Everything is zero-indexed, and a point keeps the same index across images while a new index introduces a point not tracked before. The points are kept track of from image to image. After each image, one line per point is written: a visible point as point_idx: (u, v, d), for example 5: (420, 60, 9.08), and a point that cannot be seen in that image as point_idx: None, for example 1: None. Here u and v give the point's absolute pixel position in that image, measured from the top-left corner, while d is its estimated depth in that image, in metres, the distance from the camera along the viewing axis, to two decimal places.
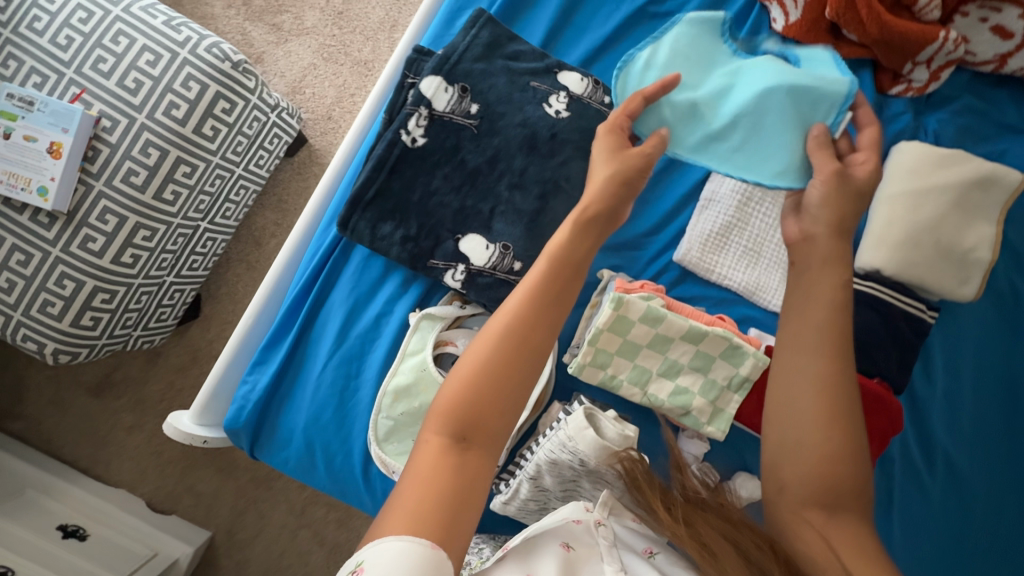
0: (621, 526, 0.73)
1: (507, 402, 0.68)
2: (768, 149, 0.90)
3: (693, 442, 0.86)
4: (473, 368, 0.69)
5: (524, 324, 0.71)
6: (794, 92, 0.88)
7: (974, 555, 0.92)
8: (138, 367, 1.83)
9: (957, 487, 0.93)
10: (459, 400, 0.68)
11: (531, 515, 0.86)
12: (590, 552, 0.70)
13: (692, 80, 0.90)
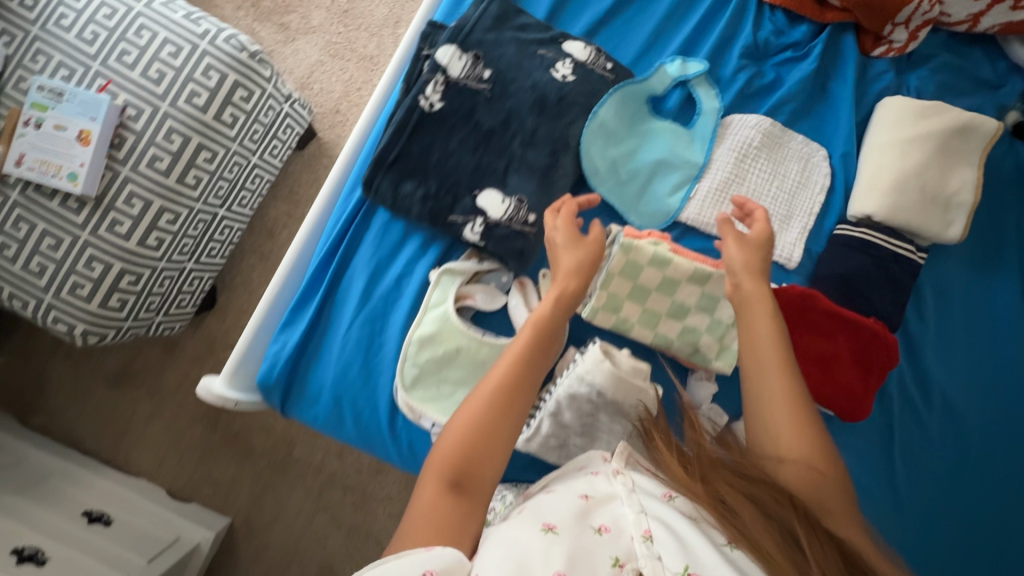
0: (638, 475, 0.77)
1: (497, 453, 0.75)
2: (648, 201, 0.98)
3: (703, 382, 0.91)
4: (470, 420, 0.76)
5: (511, 378, 0.78)
6: (678, 159, 0.99)
7: (970, 485, 0.97)
8: (156, 358, 1.88)
9: (953, 422, 0.99)
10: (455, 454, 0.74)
11: (551, 455, 0.90)
12: (608, 497, 0.74)
13: (606, 126, 0.97)
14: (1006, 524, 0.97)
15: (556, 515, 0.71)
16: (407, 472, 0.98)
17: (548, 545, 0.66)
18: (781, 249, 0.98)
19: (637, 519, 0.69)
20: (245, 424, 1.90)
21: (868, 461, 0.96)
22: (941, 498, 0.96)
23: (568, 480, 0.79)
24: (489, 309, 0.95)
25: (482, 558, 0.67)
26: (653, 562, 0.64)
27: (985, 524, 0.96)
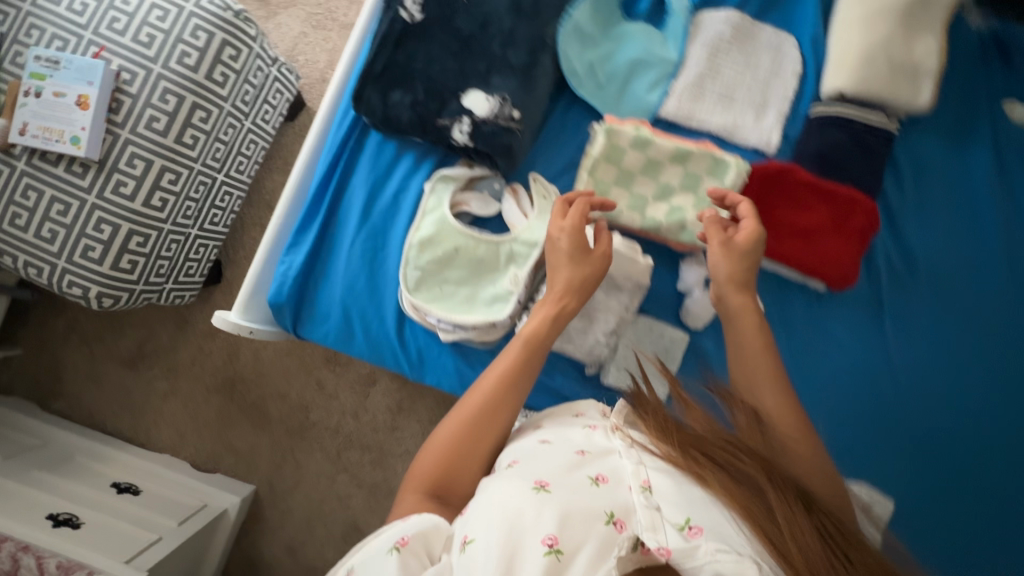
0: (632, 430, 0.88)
1: (475, 459, 0.85)
2: (627, 101, 1.03)
3: (693, 267, 1.01)
4: (453, 432, 0.85)
5: (489, 403, 0.86)
6: (654, 58, 1.03)
7: (953, 350, 1.05)
8: (168, 335, 1.93)
9: (938, 289, 1.06)
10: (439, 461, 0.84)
11: (555, 340, 1.01)
12: (604, 453, 0.83)
13: (581, 32, 1.01)
14: (988, 388, 1.04)
15: (548, 471, 0.77)
16: (418, 380, 1.03)
17: (542, 501, 0.72)
18: (761, 134, 1.02)
19: (636, 472, 0.79)
20: (260, 393, 1.94)
21: (850, 330, 1.06)
22: (924, 362, 1.04)
23: (560, 424, 0.90)
24: (484, 214, 0.99)
25: (472, 515, 0.76)
26: (650, 515, 0.72)
27: (967, 387, 1.04)
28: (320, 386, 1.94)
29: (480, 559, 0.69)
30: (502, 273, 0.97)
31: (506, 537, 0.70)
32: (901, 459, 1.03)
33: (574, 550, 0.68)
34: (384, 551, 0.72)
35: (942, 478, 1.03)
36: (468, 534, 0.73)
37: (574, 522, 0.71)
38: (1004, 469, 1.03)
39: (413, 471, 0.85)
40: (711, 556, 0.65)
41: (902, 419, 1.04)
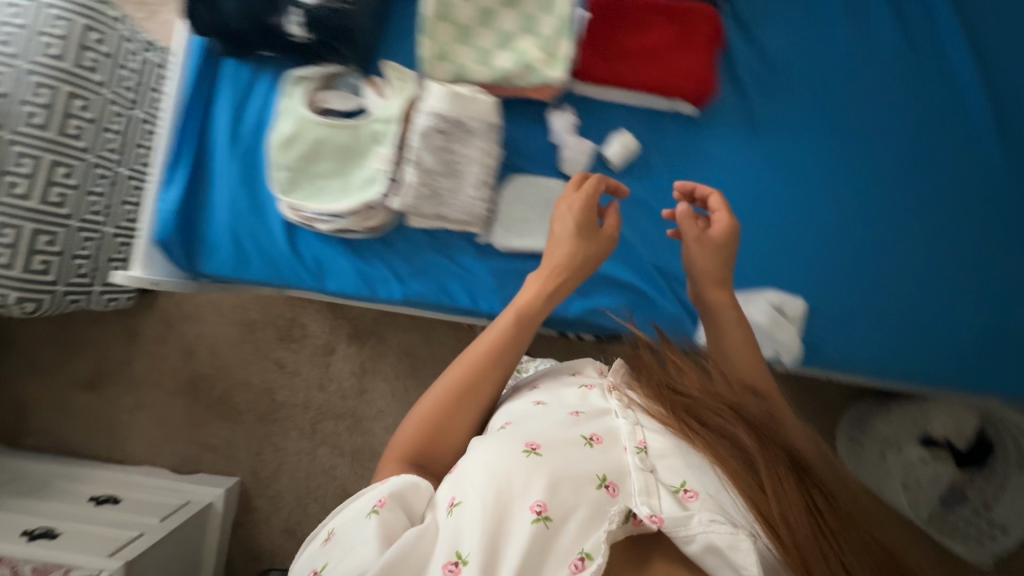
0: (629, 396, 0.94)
1: (460, 418, 0.91)
2: None
3: (561, 114, 1.14)
4: (445, 393, 0.91)
5: (480, 371, 0.92)
6: None
7: (817, 157, 1.20)
8: (122, 349, 1.93)
9: (794, 99, 1.21)
10: (428, 423, 0.90)
11: (428, 204, 1.04)
12: (597, 412, 0.89)
13: None
14: (852, 179, 1.19)
15: (541, 436, 0.82)
16: (322, 288, 1.05)
17: (533, 465, 0.77)
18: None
19: (632, 434, 0.84)
20: (225, 387, 1.95)
21: (725, 146, 1.20)
22: (792, 165, 1.20)
23: (556, 388, 0.97)
24: (345, 106, 1.09)
25: (458, 479, 0.80)
26: (644, 477, 0.78)
27: (833, 181, 1.19)
28: (281, 365, 1.96)
29: (470, 518, 0.74)
30: (370, 154, 1.07)
31: (497, 503, 0.74)
32: (784, 252, 1.20)
33: (562, 515, 0.73)
34: (363, 515, 0.78)
35: (823, 263, 1.18)
36: (457, 496, 0.78)
37: (564, 489, 0.75)
38: (877, 247, 1.17)
39: (398, 440, 0.90)
40: (707, 524, 0.70)
41: (779, 217, 1.20)
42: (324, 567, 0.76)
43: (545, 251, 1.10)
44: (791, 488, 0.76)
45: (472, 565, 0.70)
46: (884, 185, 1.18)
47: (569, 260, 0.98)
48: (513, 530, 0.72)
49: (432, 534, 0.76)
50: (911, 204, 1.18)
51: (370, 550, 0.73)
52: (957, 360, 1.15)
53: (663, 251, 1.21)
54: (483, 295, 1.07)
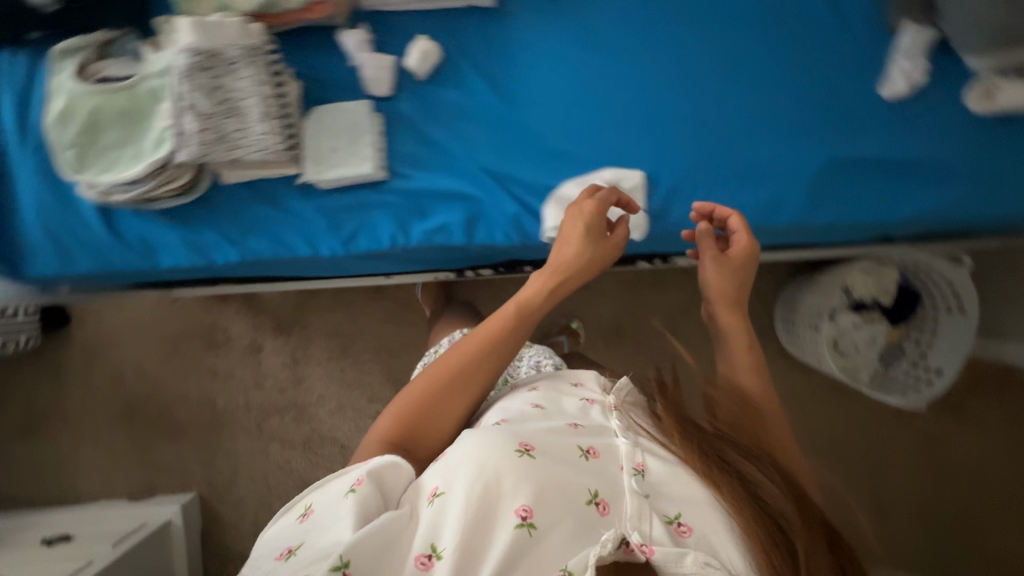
0: (634, 415, 0.93)
1: (443, 411, 0.89)
2: None
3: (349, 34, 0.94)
4: (431, 381, 0.90)
5: (467, 368, 0.91)
6: None
7: None
8: (48, 392, 1.90)
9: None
10: (413, 411, 0.88)
11: (220, 150, 0.88)
12: (598, 429, 0.89)
13: None
14: (701, 39, 1.01)
15: (534, 439, 0.82)
16: (151, 268, 1.01)
17: (523, 468, 0.77)
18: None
19: (630, 455, 0.84)
20: (161, 405, 1.91)
21: (543, 32, 1.00)
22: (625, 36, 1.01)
23: (551, 392, 0.97)
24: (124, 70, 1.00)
25: (443, 468, 0.80)
26: (639, 503, 0.78)
27: (682, 46, 1.01)
28: (213, 372, 1.92)
29: (456, 511, 0.74)
30: (153, 110, 0.93)
31: (484, 506, 0.74)
32: (652, 139, 0.99)
33: (548, 526, 0.74)
34: (343, 495, 0.76)
35: (698, 142, 1.00)
36: (441, 485, 0.77)
37: (553, 501, 0.76)
38: (757, 95, 1.00)
39: (385, 412, 0.89)
40: (699, 564, 0.72)
41: (632, 102, 1.00)
42: (296, 546, 0.73)
43: (370, 176, 0.96)
44: (815, 543, 0.76)
45: (444, 563, 0.70)
46: (743, 40, 1.01)
47: (566, 258, 0.93)
48: (499, 532, 0.73)
49: (410, 522, 0.75)
50: (779, 57, 1.01)
51: (343, 532, 0.71)
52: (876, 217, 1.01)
53: (508, 154, 0.99)
54: (320, 237, 0.99)
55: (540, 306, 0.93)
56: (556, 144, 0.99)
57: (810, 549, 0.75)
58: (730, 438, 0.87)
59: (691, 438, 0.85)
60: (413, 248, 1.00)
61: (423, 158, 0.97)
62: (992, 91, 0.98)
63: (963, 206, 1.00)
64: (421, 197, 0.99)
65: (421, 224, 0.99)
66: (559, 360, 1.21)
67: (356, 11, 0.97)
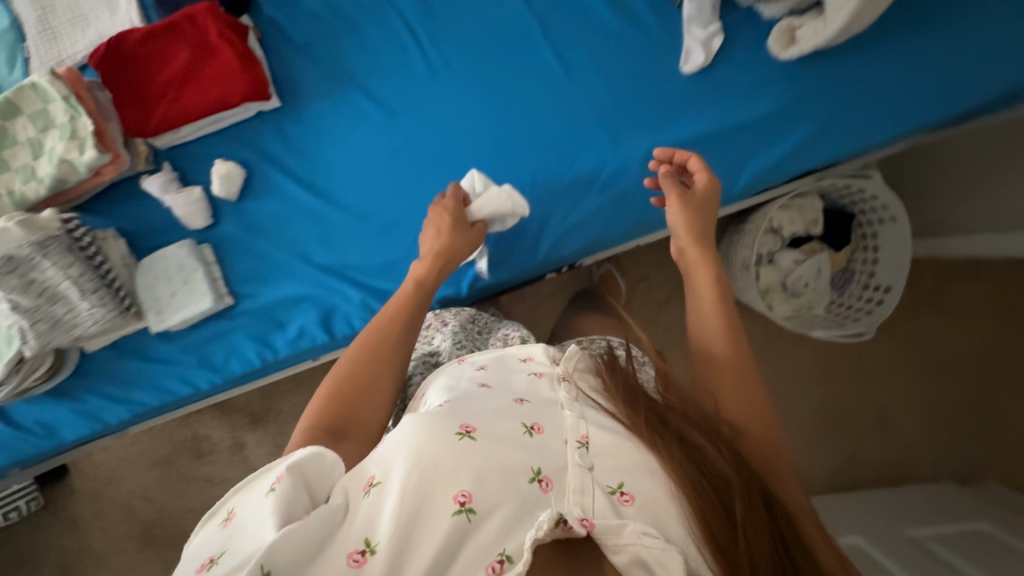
0: (585, 386, 0.69)
1: (379, 394, 0.72)
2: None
3: (153, 176, 0.95)
4: (352, 352, 0.75)
5: (390, 326, 0.78)
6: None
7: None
8: (66, 539, 1.97)
9: (387, 17, 0.96)
10: (338, 395, 0.70)
11: (61, 334, 0.91)
12: (546, 403, 0.64)
13: None
14: (502, 63, 0.94)
15: (479, 418, 0.59)
16: (58, 444, 1.04)
17: (464, 455, 0.54)
18: (122, 25, 0.98)
19: (574, 425, 0.61)
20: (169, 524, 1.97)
21: (343, 113, 0.97)
22: (422, 85, 0.96)
23: (501, 364, 0.72)
24: None
25: (381, 451, 0.57)
26: (582, 474, 0.55)
27: (484, 78, 0.95)
28: (209, 479, 1.97)
29: (385, 511, 0.51)
30: None
31: (411, 499, 0.51)
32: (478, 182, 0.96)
33: (490, 508, 0.51)
34: (261, 496, 0.55)
35: (526, 170, 0.95)
36: (380, 474, 0.54)
37: (494, 477, 0.54)
38: (603, 97, 0.93)
39: (300, 421, 0.68)
40: (637, 536, 0.50)
41: (448, 152, 0.96)
42: (217, 556, 0.52)
43: (214, 309, 0.97)
44: (760, 514, 0.56)
45: (381, 560, 0.48)
46: (545, 51, 0.93)
47: (445, 244, 0.86)
48: (421, 532, 0.50)
49: (337, 522, 0.52)
50: (608, 43, 0.93)
51: (264, 536, 0.50)
52: (732, 190, 0.92)
53: (342, 248, 0.98)
54: (195, 373, 1.02)
55: (433, 284, 0.84)
56: (385, 218, 0.98)
57: (752, 514, 0.55)
58: (676, 406, 0.66)
59: (636, 401, 0.64)
60: (282, 359, 1.01)
61: (257, 274, 0.99)
62: (793, 34, 0.88)
63: (821, 143, 0.91)
64: (274, 308, 1.00)
65: (281, 336, 1.00)
66: (532, 334, 0.89)
67: (154, 153, 0.98)
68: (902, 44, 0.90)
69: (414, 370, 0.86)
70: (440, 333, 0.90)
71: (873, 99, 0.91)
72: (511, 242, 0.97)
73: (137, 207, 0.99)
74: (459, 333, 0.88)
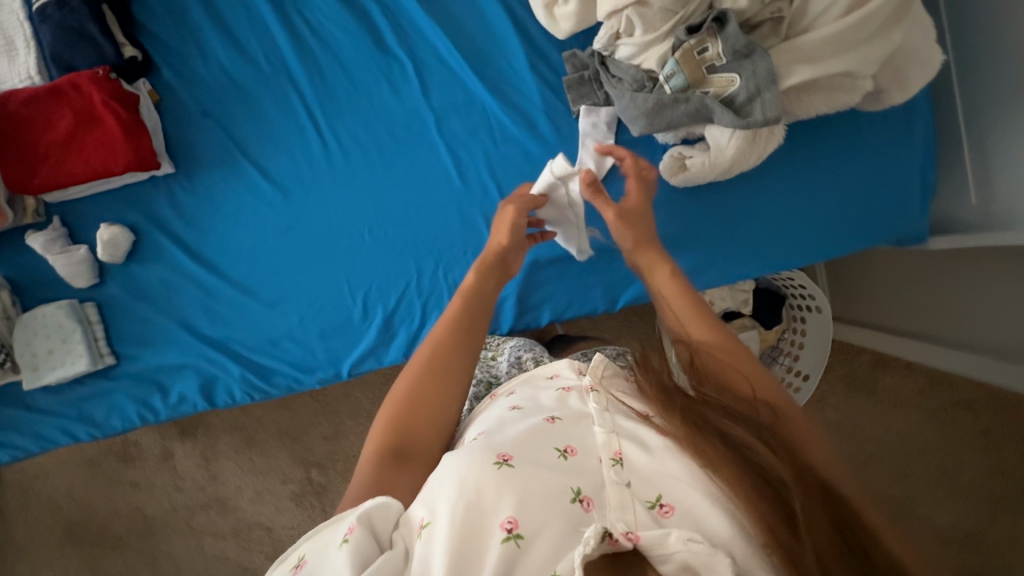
0: (616, 392, 0.63)
1: (444, 409, 0.65)
2: None
3: (36, 235, 0.93)
4: (414, 368, 0.67)
5: (457, 339, 0.69)
6: None
7: (376, 85, 0.95)
8: None
9: (286, 96, 0.95)
10: (400, 416, 0.63)
11: None
12: (578, 417, 0.59)
13: None
14: (398, 154, 0.95)
15: (517, 443, 0.54)
16: None
17: (503, 482, 0.49)
18: (19, 74, 0.92)
19: (606, 441, 0.55)
20: (70, 546, 1.44)
21: (238, 186, 0.97)
22: (322, 168, 0.96)
23: (529, 386, 0.66)
24: None
25: (428, 489, 0.52)
26: (619, 490, 0.50)
27: (382, 164, 0.95)
28: (135, 484, 1.45)
29: (438, 550, 0.46)
30: None
31: (462, 531, 0.47)
32: (363, 269, 0.96)
33: (540, 529, 0.47)
34: (336, 546, 0.50)
35: (414, 262, 0.95)
36: (427, 512, 0.50)
37: (539, 497, 0.49)
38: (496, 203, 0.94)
39: (367, 442, 0.62)
40: (683, 544, 0.44)
41: (339, 232, 0.96)
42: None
43: (91, 369, 0.97)
44: (818, 501, 0.47)
45: None
46: (439, 148, 0.94)
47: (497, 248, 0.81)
48: (474, 560, 0.46)
49: (400, 566, 0.48)
50: (503, 147, 0.93)
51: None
52: (612, 308, 0.98)
53: (224, 322, 0.98)
54: (76, 427, 1.00)
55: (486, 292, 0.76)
56: (271, 295, 0.97)
57: (810, 497, 0.47)
58: (712, 395, 0.57)
59: (672, 399, 0.55)
60: (164, 420, 1.02)
61: (139, 335, 0.99)
62: (684, 162, 0.87)
63: (701, 275, 0.92)
64: (156, 368, 0.99)
65: (161, 400, 1.00)
66: (543, 353, 0.89)
67: (46, 206, 0.97)
68: (779, 184, 0.91)
69: None
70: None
71: (749, 240, 0.92)
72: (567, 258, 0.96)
73: (29, 258, 0.98)
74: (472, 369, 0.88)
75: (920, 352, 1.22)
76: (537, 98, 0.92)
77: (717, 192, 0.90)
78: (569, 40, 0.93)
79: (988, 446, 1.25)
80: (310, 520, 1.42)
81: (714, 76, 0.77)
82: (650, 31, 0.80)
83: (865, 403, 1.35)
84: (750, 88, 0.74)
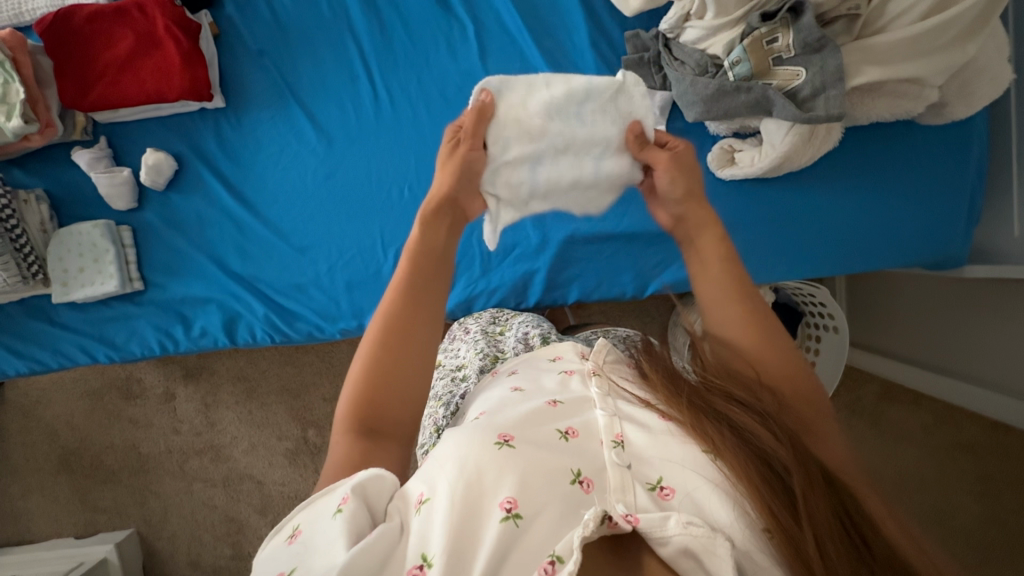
0: (617, 378, 0.60)
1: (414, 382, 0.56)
2: None
3: (84, 152, 0.94)
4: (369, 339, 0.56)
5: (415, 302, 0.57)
6: None
7: (431, 44, 0.95)
8: None
9: (344, 44, 0.96)
10: (361, 391, 0.54)
11: None
12: (579, 402, 0.55)
13: None
14: (445, 113, 0.95)
15: (517, 424, 0.51)
16: None
17: (498, 465, 0.46)
18: None
19: (608, 423, 0.52)
20: (63, 474, 1.45)
21: (281, 126, 0.97)
22: (367, 121, 0.96)
23: (531, 368, 0.64)
24: None
25: (427, 465, 0.49)
26: (620, 473, 0.48)
27: (429, 123, 0.96)
28: (133, 421, 1.46)
29: (438, 528, 0.43)
30: None
31: (460, 510, 0.44)
32: (397, 225, 0.97)
33: (539, 510, 0.44)
34: (329, 516, 0.46)
35: None
36: (427, 488, 0.47)
37: (537, 475, 0.46)
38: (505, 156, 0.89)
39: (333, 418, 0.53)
40: (682, 528, 0.42)
41: (372, 189, 0.97)
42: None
43: (115, 293, 0.97)
44: (819, 485, 0.47)
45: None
46: None
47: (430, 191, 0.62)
48: (471, 538, 0.43)
49: (396, 539, 0.45)
50: None
51: (333, 560, 0.42)
52: (640, 294, 0.98)
53: (252, 262, 0.99)
54: (95, 346, 1.01)
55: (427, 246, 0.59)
56: (303, 240, 0.98)
57: (812, 486, 0.46)
58: (717, 382, 0.55)
59: (678, 386, 0.54)
60: (184, 351, 1.02)
61: (168, 264, 0.99)
62: (733, 155, 0.88)
63: None
64: (182, 298, 0.99)
65: (183, 331, 1.00)
66: (551, 330, 0.84)
67: (94, 125, 0.97)
68: (821, 197, 0.91)
69: (442, 390, 0.78)
70: (464, 345, 0.84)
71: (786, 244, 0.91)
72: (601, 243, 0.96)
73: (73, 175, 0.99)
74: (481, 341, 0.83)
75: (947, 390, 1.20)
76: (593, 75, 0.92)
77: (758, 192, 0.90)
78: (633, 20, 0.93)
79: (985, 492, 1.22)
80: (300, 478, 1.44)
81: (779, 69, 0.77)
82: (721, 16, 0.80)
83: (862, 431, 1.35)
84: (816, 84, 0.74)
